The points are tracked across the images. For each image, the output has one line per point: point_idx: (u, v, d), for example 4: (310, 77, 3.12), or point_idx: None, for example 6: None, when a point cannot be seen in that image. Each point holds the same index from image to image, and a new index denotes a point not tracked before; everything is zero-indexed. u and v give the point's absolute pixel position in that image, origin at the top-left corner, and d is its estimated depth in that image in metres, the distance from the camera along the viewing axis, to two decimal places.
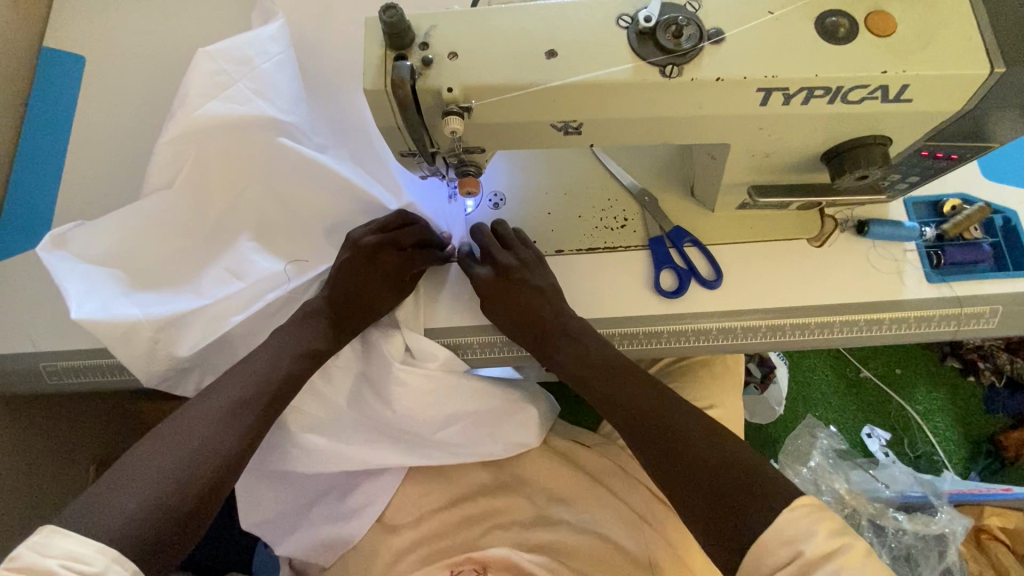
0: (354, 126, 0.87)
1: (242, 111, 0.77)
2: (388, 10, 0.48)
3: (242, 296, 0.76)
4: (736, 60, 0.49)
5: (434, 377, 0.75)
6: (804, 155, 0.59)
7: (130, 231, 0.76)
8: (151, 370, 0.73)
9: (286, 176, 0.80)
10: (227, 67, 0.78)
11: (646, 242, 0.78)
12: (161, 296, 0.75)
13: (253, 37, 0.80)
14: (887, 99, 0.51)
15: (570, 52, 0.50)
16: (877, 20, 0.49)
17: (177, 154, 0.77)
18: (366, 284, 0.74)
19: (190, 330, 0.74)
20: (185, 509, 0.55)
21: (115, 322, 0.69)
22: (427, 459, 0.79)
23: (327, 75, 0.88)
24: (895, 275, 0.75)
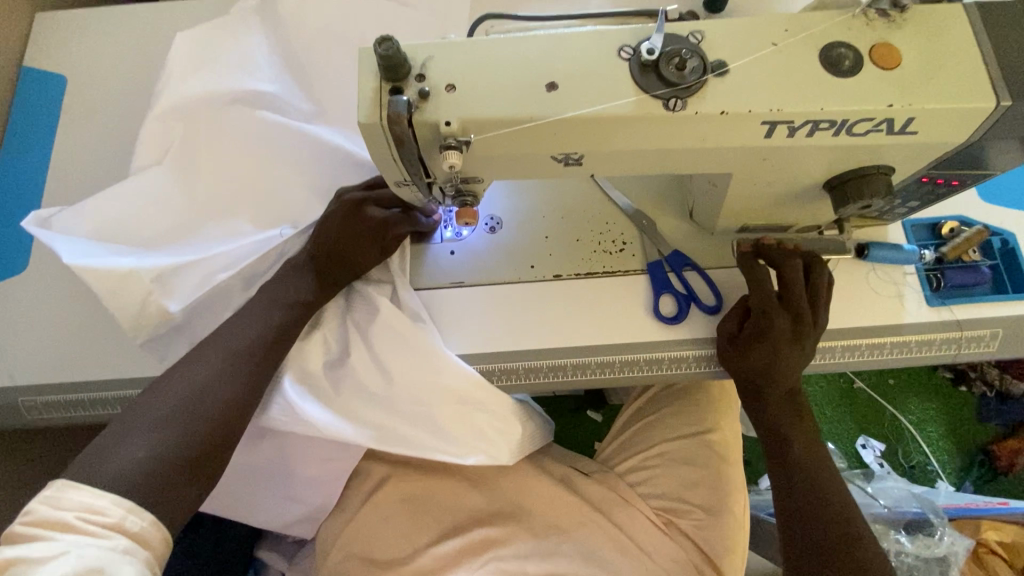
0: (340, 83, 0.84)
1: (228, 82, 0.79)
2: (384, 43, 0.46)
3: (233, 252, 0.75)
4: (740, 93, 0.48)
5: (422, 360, 0.72)
6: (806, 183, 0.58)
7: (113, 195, 0.74)
8: (141, 324, 0.71)
9: (275, 141, 0.80)
10: (207, 46, 0.81)
11: (645, 266, 0.77)
12: (153, 252, 0.74)
13: (232, 18, 0.83)
14: (892, 131, 0.50)
15: (571, 84, 0.49)
16: (881, 52, 0.49)
17: (165, 123, 0.78)
18: (348, 238, 0.71)
19: (182, 286, 0.73)
20: (194, 457, 0.58)
21: (109, 272, 0.69)
22: (404, 446, 0.74)
23: (310, 35, 0.84)
24: (896, 298, 0.74)
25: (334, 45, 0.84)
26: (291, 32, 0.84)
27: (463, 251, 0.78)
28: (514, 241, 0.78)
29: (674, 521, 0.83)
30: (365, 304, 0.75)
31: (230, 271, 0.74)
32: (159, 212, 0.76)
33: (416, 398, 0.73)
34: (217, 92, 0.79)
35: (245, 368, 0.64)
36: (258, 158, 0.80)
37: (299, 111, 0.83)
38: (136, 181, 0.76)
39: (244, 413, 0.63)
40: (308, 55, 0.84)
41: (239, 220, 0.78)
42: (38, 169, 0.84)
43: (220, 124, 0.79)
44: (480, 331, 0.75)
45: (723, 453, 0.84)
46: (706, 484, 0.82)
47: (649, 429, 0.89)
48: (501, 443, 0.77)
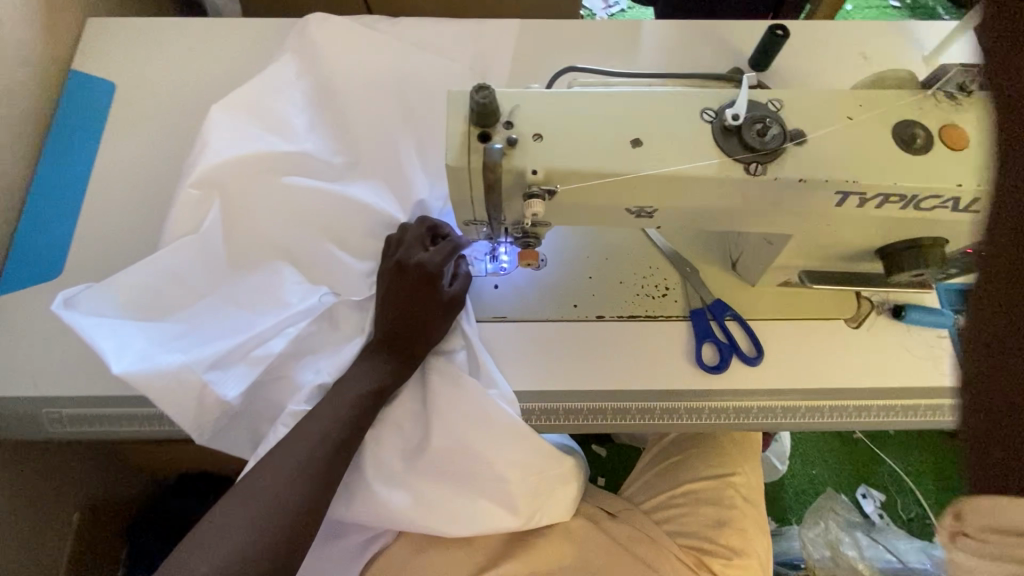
0: (378, 132, 0.81)
1: (263, 145, 0.76)
2: (481, 91, 0.47)
3: (282, 324, 0.71)
4: (817, 163, 0.50)
5: (514, 442, 0.72)
6: (865, 246, 0.60)
7: (148, 285, 0.70)
8: (199, 423, 0.67)
9: (315, 203, 0.76)
10: (236, 113, 0.77)
11: (686, 313, 0.77)
12: (195, 339, 0.69)
13: (262, 80, 0.80)
14: (956, 209, 0.52)
15: (655, 143, 0.50)
16: (951, 133, 0.51)
17: (200, 193, 0.73)
18: (420, 311, 0.69)
19: (233, 370, 0.68)
20: (263, 573, 0.57)
21: (160, 373, 0.64)
22: (489, 523, 0.74)
23: (354, 83, 0.82)
24: (931, 360, 0.76)
25: (380, 85, 0.83)
26: (326, 83, 0.82)
27: (508, 286, 0.79)
28: (558, 280, 0.79)
29: (704, 562, 0.82)
30: (440, 373, 0.72)
31: (283, 343, 0.71)
32: (199, 286, 0.72)
33: (449, 448, 0.71)
34: (252, 156, 0.75)
35: (309, 474, 0.62)
36: (299, 221, 0.76)
37: (336, 165, 0.79)
38: (169, 255, 0.71)
39: (311, 519, 0.61)
40: (341, 102, 0.82)
41: (284, 287, 0.74)
42: (76, 178, 0.82)
43: (257, 189, 0.75)
44: (526, 368, 0.75)
45: (745, 493, 0.86)
46: (734, 524, 0.83)
47: (674, 468, 0.91)
48: (559, 506, 0.80)
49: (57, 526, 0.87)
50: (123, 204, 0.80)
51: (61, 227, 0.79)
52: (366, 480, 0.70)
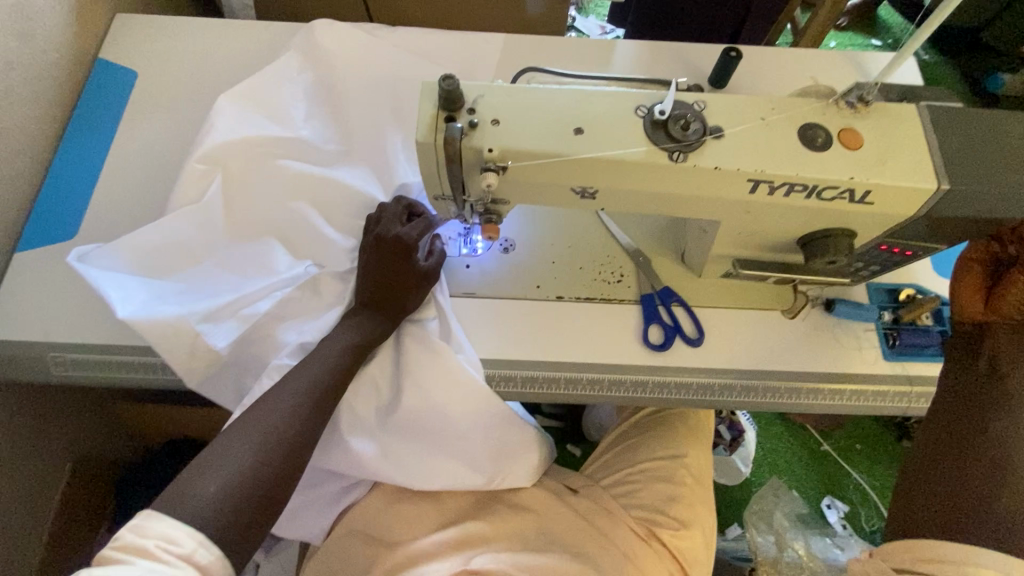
0: (367, 126, 0.90)
1: (263, 130, 0.86)
2: (447, 80, 0.56)
3: (269, 287, 0.79)
4: (733, 154, 0.58)
5: (481, 405, 0.79)
6: (786, 236, 0.68)
7: (155, 244, 0.78)
8: (192, 367, 0.75)
9: (307, 183, 0.85)
10: (243, 101, 0.87)
11: (638, 298, 0.85)
12: (193, 293, 0.77)
13: (268, 75, 0.90)
14: (853, 200, 0.61)
15: (595, 130, 0.59)
16: (848, 135, 0.60)
17: (204, 167, 0.82)
18: (396, 277, 0.76)
19: (223, 324, 0.76)
20: (261, 495, 0.62)
21: (158, 319, 0.71)
22: (454, 480, 0.82)
23: (349, 82, 0.92)
24: (857, 350, 0.84)
25: (373, 85, 0.93)
26: (323, 81, 0.92)
27: (479, 266, 0.87)
28: (523, 263, 0.87)
29: (655, 533, 0.86)
30: (413, 339, 0.78)
31: (269, 304, 0.78)
32: (198, 249, 0.80)
33: (417, 407, 0.77)
34: (252, 139, 0.85)
35: (302, 410, 0.68)
36: (290, 198, 0.84)
37: (327, 152, 0.88)
38: (174, 221, 0.79)
39: (304, 450, 0.67)
40: (335, 99, 0.91)
41: (272, 257, 0.81)
42: (96, 151, 0.91)
43: (255, 168, 0.84)
44: (489, 339, 0.82)
45: (694, 473, 0.93)
46: (682, 499, 0.90)
47: (632, 448, 0.97)
48: (522, 470, 0.87)
49: (53, 473, 0.94)
50: (137, 176, 0.89)
51: (80, 193, 0.88)
52: (336, 433, 0.76)
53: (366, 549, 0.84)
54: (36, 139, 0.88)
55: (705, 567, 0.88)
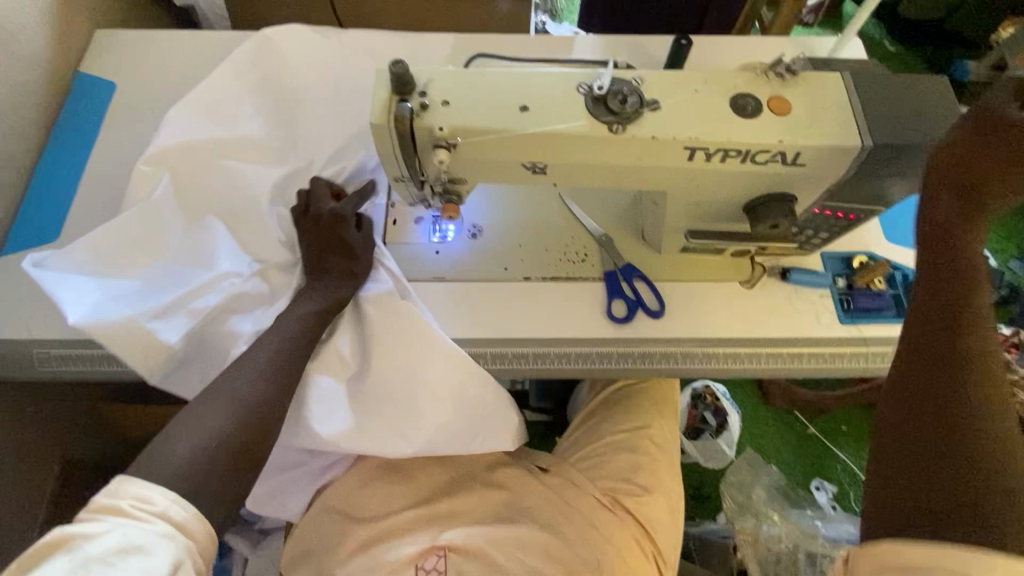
0: (310, 124, 0.94)
1: (208, 135, 0.89)
2: (396, 65, 0.60)
3: (216, 283, 0.80)
4: (668, 124, 0.62)
5: (449, 370, 0.81)
6: (730, 203, 0.72)
7: (102, 244, 0.79)
8: (148, 364, 0.76)
9: (252, 182, 0.88)
10: (188, 107, 0.90)
11: (602, 275, 0.88)
12: (142, 292, 0.78)
13: (212, 80, 0.93)
14: (786, 162, 0.65)
15: (539, 107, 0.62)
16: (777, 103, 0.64)
17: (152, 171, 0.86)
18: (325, 248, 0.83)
19: (174, 320, 0.77)
20: (233, 456, 0.66)
21: (108, 319, 0.73)
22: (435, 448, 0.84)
23: (293, 84, 0.96)
24: (813, 315, 0.87)
25: (313, 84, 0.97)
26: (264, 83, 0.96)
27: (450, 252, 0.90)
28: (492, 246, 0.90)
29: (619, 501, 0.89)
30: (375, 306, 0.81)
31: (218, 298, 0.79)
32: (147, 250, 0.81)
33: (388, 381, 0.80)
34: (197, 143, 0.88)
35: (270, 377, 0.72)
36: (236, 196, 0.87)
37: (269, 150, 0.92)
38: (121, 224, 0.80)
39: (273, 416, 0.71)
40: (277, 99, 0.95)
41: (218, 252, 0.83)
42: (75, 156, 0.94)
43: (201, 169, 0.87)
44: (458, 320, 0.85)
45: (658, 443, 0.96)
46: (647, 467, 0.92)
47: (597, 425, 0.99)
48: (502, 433, 0.88)
49: (40, 473, 0.96)
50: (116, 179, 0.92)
51: (62, 197, 0.91)
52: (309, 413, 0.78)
53: (340, 530, 0.86)
54: (18, 146, 0.91)
55: (671, 533, 0.91)
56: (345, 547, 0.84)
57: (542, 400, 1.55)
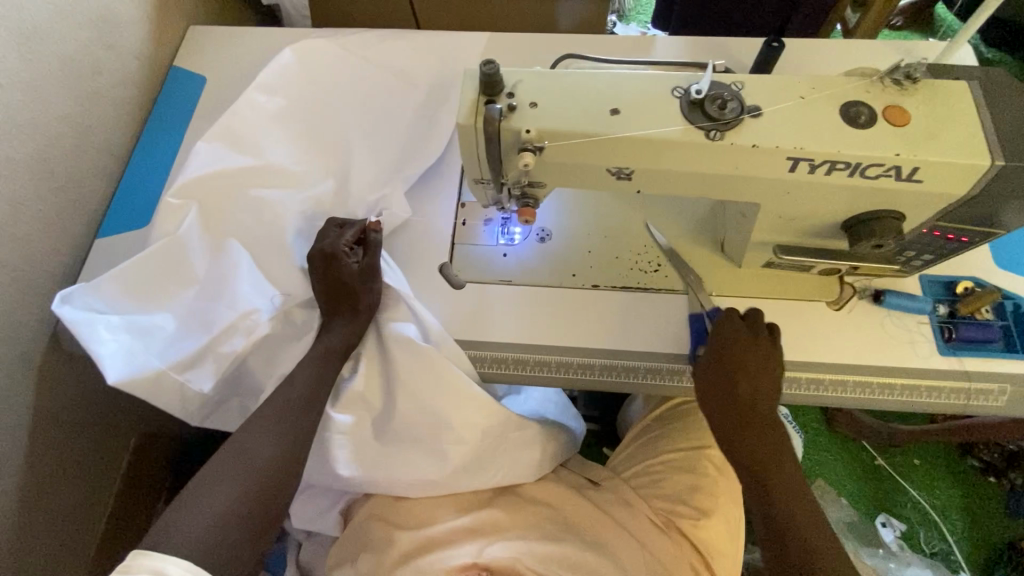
0: (345, 148, 0.91)
1: (235, 163, 0.84)
2: (488, 65, 0.59)
3: (240, 323, 0.79)
4: (771, 132, 0.58)
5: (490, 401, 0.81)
6: (827, 218, 0.67)
7: (129, 285, 0.78)
8: (188, 409, 0.79)
9: (283, 212, 0.84)
10: (217, 130, 0.86)
11: (676, 287, 0.84)
12: (171, 334, 0.78)
13: (240, 101, 0.88)
14: (899, 177, 0.59)
15: (631, 111, 0.60)
16: (894, 113, 0.59)
17: (180, 202, 0.82)
18: (339, 288, 0.80)
19: (204, 366, 0.78)
20: (250, 519, 0.68)
21: (142, 375, 0.74)
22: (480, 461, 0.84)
23: (332, 106, 0.93)
24: (908, 344, 0.80)
25: (352, 105, 0.94)
26: (299, 103, 0.92)
27: (514, 255, 0.86)
28: (559, 251, 0.86)
29: (675, 522, 0.86)
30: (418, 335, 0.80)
31: (242, 342, 0.79)
32: (170, 286, 0.79)
33: (443, 389, 0.78)
34: (224, 171, 0.84)
35: (283, 433, 0.73)
36: (264, 225, 0.83)
37: (300, 174, 0.87)
38: (146, 260, 0.79)
39: (288, 471, 0.72)
40: (312, 121, 0.91)
41: (239, 288, 0.80)
42: (166, 149, 0.98)
43: (228, 198, 0.84)
44: (522, 324, 0.82)
45: (718, 464, 0.91)
46: (705, 489, 0.88)
47: (653, 441, 0.96)
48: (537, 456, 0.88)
49: (115, 445, 1.02)
50: None
51: (153, 186, 0.95)
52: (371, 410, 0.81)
53: (385, 529, 0.85)
54: (117, 136, 0.97)
55: (729, 560, 0.86)
56: (390, 549, 0.83)
57: (592, 409, 1.51)
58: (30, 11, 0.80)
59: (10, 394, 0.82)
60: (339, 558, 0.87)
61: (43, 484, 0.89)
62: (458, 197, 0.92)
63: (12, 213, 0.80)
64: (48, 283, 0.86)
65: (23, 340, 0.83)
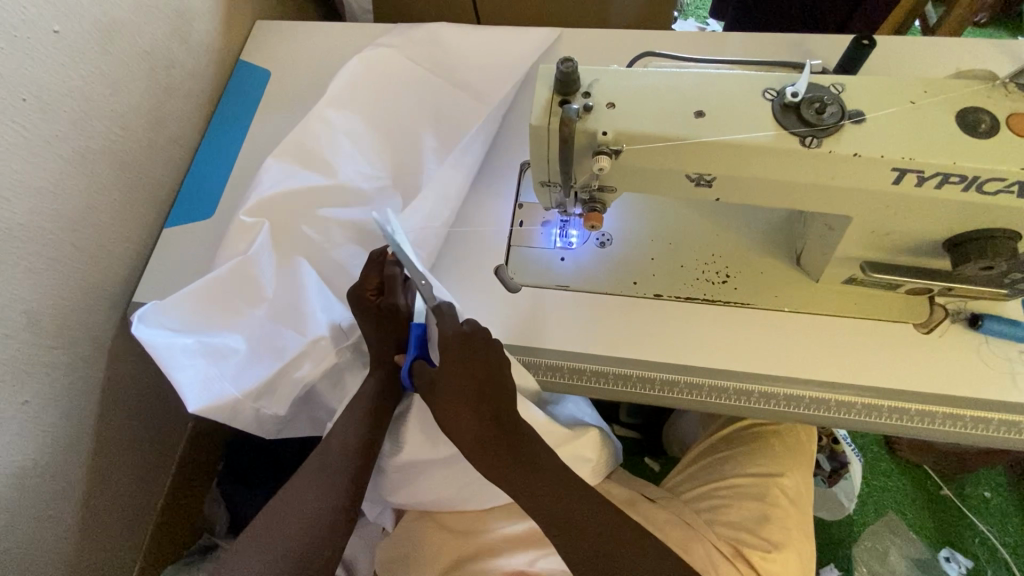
0: (414, 164, 0.90)
1: (306, 183, 0.85)
2: (566, 62, 0.56)
3: (312, 351, 0.80)
4: (875, 140, 0.53)
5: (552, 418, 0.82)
6: (928, 235, 0.61)
7: (202, 307, 0.78)
8: (261, 430, 0.81)
9: (352, 233, 0.86)
10: (289, 149, 0.87)
11: (746, 301, 0.79)
12: (243, 359, 0.79)
13: (311, 118, 0.88)
14: (1023, 194, 0.53)
15: (717, 114, 0.56)
16: (1019, 121, 0.53)
17: (251, 221, 0.83)
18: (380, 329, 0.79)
19: (277, 392, 0.79)
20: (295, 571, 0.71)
21: (219, 402, 0.76)
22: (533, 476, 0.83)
23: (403, 118, 0.92)
24: (1008, 375, 0.72)
25: (421, 117, 0.93)
26: (369, 117, 0.91)
27: (574, 260, 0.83)
28: (620, 256, 0.83)
29: (743, 553, 0.80)
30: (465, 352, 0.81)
31: (312, 367, 0.80)
32: (242, 306, 0.80)
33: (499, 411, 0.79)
34: (296, 190, 0.84)
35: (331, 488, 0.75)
36: (333, 247, 0.85)
37: (370, 192, 0.87)
38: (218, 281, 0.79)
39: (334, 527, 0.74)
40: (380, 137, 0.91)
41: (310, 315, 0.80)
42: (232, 141, 1.00)
43: (300, 217, 0.85)
44: (579, 331, 0.80)
45: (791, 496, 0.85)
46: (776, 520, 0.82)
47: (721, 463, 0.91)
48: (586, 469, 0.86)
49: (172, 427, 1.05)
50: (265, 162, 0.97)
51: (218, 177, 0.97)
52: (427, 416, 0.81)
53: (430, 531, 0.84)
54: (186, 128, 0.99)
55: None
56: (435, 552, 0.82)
57: (635, 417, 1.47)
58: (113, 5, 0.82)
59: (82, 376, 0.86)
60: (385, 556, 0.87)
61: (108, 463, 0.93)
62: (517, 198, 0.89)
63: (91, 202, 0.83)
64: (119, 270, 0.89)
65: (95, 325, 0.86)
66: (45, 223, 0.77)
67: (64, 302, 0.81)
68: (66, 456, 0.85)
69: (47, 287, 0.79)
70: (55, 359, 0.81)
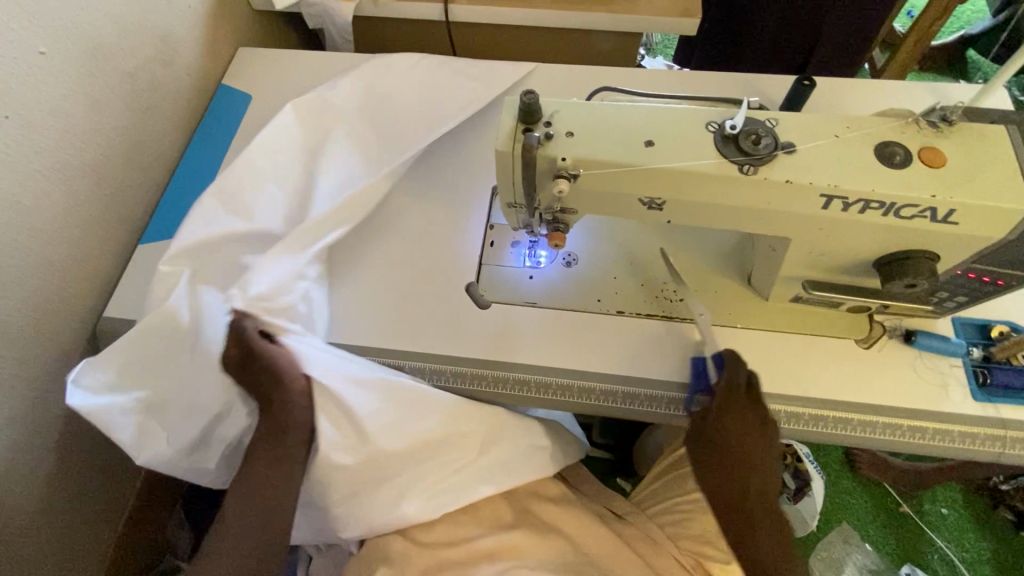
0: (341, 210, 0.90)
1: (230, 231, 0.83)
2: (528, 94, 0.61)
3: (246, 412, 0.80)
4: (805, 169, 0.59)
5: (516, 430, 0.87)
6: (858, 256, 0.67)
7: (134, 366, 0.76)
8: (205, 478, 0.85)
9: None
10: (213, 198, 0.84)
11: (701, 318, 0.84)
12: (181, 415, 0.79)
13: (236, 165, 0.87)
14: (934, 219, 0.59)
15: (666, 143, 0.61)
16: (929, 153, 0.59)
17: (169, 270, 0.80)
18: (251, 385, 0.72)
19: (217, 448, 0.82)
20: None
21: (160, 460, 0.79)
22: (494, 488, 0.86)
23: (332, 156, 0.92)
24: (941, 387, 0.78)
25: (352, 158, 0.93)
26: (297, 165, 0.91)
27: (541, 278, 0.88)
28: (584, 275, 0.87)
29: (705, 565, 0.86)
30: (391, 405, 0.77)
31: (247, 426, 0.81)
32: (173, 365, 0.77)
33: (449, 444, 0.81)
34: (219, 238, 0.82)
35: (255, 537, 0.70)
36: None
37: None
38: (142, 338, 0.75)
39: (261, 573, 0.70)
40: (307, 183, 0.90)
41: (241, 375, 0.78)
42: (211, 162, 1.03)
43: (223, 266, 0.82)
44: (545, 345, 0.83)
45: None
46: None
47: (681, 477, 0.94)
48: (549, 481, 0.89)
49: None
50: None
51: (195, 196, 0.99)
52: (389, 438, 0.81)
53: (399, 549, 0.84)
54: (164, 148, 1.01)
55: None
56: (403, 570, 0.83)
57: (606, 437, 1.49)
58: (99, 29, 0.85)
59: (46, 392, 0.85)
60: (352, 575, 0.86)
61: (69, 482, 0.91)
62: (488, 219, 0.93)
63: (67, 218, 0.84)
64: (90, 285, 0.89)
65: (65, 340, 0.86)
66: (19, 237, 0.78)
67: (36, 315, 0.81)
68: (29, 474, 0.84)
69: (15, 301, 0.79)
70: (20, 374, 0.80)
